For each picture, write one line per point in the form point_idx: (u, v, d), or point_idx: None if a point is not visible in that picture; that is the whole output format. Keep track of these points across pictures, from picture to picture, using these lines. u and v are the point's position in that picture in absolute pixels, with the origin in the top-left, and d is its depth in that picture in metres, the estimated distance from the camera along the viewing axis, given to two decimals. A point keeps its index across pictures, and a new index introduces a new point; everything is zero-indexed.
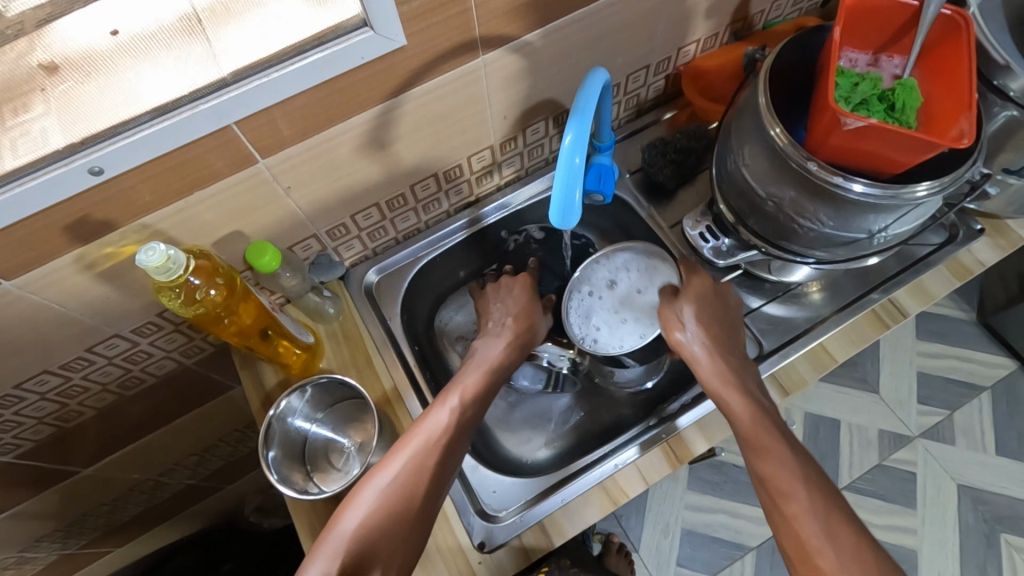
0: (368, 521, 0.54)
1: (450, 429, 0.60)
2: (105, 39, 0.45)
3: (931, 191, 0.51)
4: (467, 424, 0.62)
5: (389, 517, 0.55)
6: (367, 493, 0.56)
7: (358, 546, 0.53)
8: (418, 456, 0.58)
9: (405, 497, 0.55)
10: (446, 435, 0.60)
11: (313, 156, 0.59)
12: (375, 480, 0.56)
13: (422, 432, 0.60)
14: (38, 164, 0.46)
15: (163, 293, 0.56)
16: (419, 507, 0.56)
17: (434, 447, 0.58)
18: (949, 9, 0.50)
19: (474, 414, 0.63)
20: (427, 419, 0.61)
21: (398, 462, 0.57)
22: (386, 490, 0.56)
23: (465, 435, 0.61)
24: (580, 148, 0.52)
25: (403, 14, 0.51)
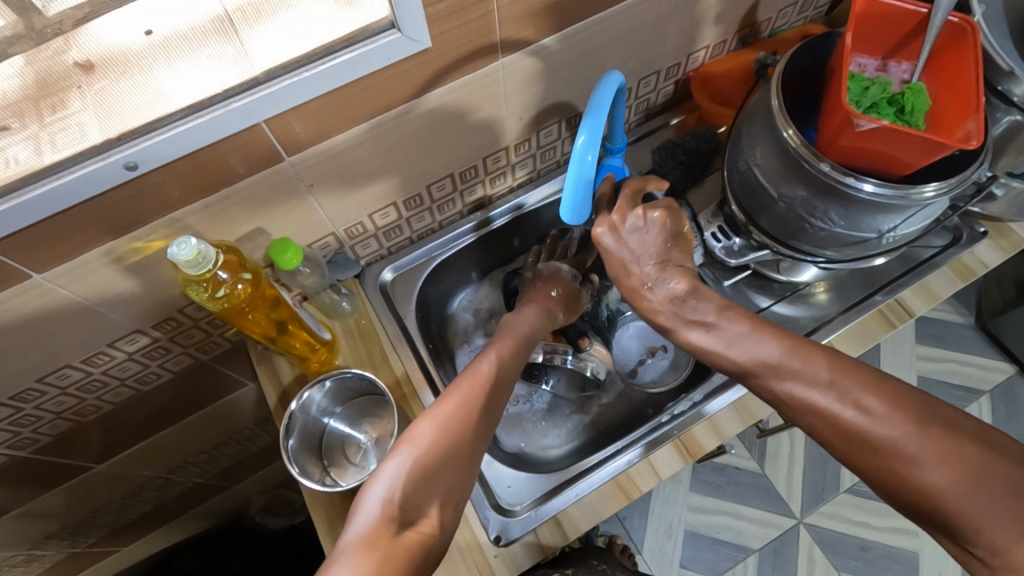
0: (426, 454, 0.50)
1: (498, 373, 0.59)
2: (139, 39, 0.45)
3: (939, 191, 0.53)
4: (513, 370, 0.60)
5: (447, 452, 0.51)
6: (422, 428, 0.52)
7: (417, 478, 0.49)
8: (472, 395, 0.55)
9: (464, 433, 0.52)
10: (496, 377, 0.58)
11: (335, 155, 0.61)
12: (429, 417, 0.53)
13: (471, 375, 0.57)
14: (77, 159, 0.47)
15: (190, 287, 0.56)
16: (469, 449, 0.52)
17: (488, 386, 0.56)
18: (955, 16, 0.52)
19: (514, 369, 0.61)
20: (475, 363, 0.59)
21: (452, 401, 0.54)
22: (435, 431, 0.51)
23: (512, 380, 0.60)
24: (593, 147, 0.53)
25: (428, 17, 0.52)
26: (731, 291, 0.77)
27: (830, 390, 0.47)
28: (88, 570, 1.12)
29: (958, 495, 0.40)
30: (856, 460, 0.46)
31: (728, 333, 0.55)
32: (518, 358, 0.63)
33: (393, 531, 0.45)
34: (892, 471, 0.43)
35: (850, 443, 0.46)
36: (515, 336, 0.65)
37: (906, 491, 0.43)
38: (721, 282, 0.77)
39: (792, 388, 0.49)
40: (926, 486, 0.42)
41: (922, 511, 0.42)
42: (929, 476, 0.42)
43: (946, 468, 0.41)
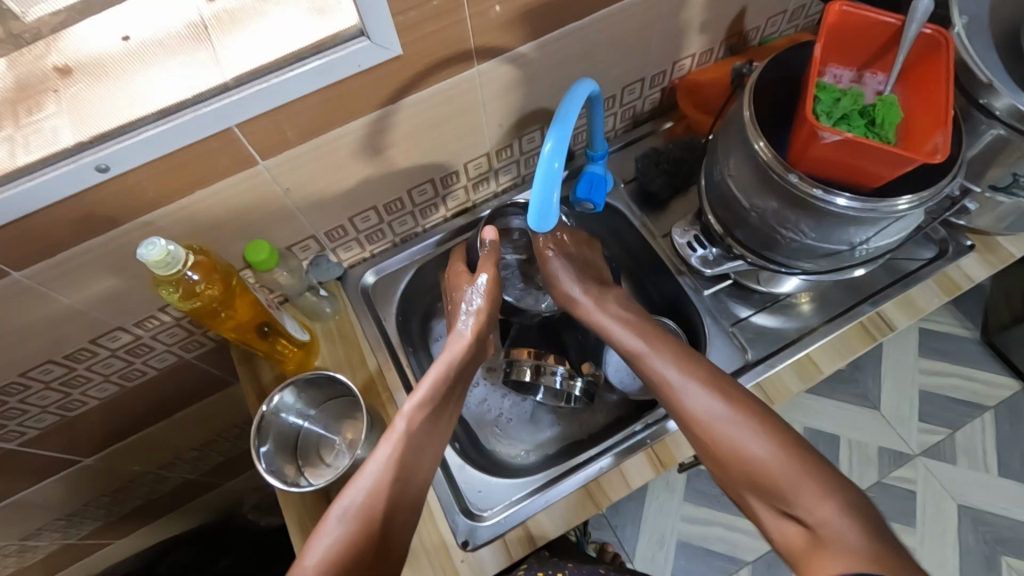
0: (337, 556, 0.49)
1: (413, 441, 0.59)
2: (116, 44, 0.47)
3: (912, 205, 0.52)
4: (428, 430, 0.61)
5: (359, 547, 0.51)
6: (333, 525, 0.52)
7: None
8: (386, 476, 0.55)
9: (377, 522, 0.53)
10: (409, 446, 0.59)
11: (312, 158, 0.61)
12: (341, 509, 0.53)
13: (385, 448, 0.58)
14: (48, 161, 0.48)
15: (162, 287, 0.58)
16: (397, 516, 0.55)
17: (403, 461, 0.57)
18: (929, 28, 0.52)
19: (435, 423, 0.62)
20: (391, 433, 0.59)
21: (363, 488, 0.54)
22: (365, 500, 0.54)
23: (428, 443, 0.60)
24: (559, 154, 0.53)
25: (398, 25, 0.53)
26: (711, 301, 0.76)
27: (701, 387, 0.59)
28: (83, 562, 1.14)
29: (779, 464, 0.52)
30: (709, 439, 0.57)
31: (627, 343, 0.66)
32: (441, 409, 0.64)
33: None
34: (733, 450, 0.55)
35: (706, 427, 0.57)
36: (438, 374, 0.64)
37: (740, 468, 0.54)
38: (701, 291, 0.76)
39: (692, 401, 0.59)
40: (753, 460, 0.54)
41: (755, 484, 0.54)
42: (758, 449, 0.54)
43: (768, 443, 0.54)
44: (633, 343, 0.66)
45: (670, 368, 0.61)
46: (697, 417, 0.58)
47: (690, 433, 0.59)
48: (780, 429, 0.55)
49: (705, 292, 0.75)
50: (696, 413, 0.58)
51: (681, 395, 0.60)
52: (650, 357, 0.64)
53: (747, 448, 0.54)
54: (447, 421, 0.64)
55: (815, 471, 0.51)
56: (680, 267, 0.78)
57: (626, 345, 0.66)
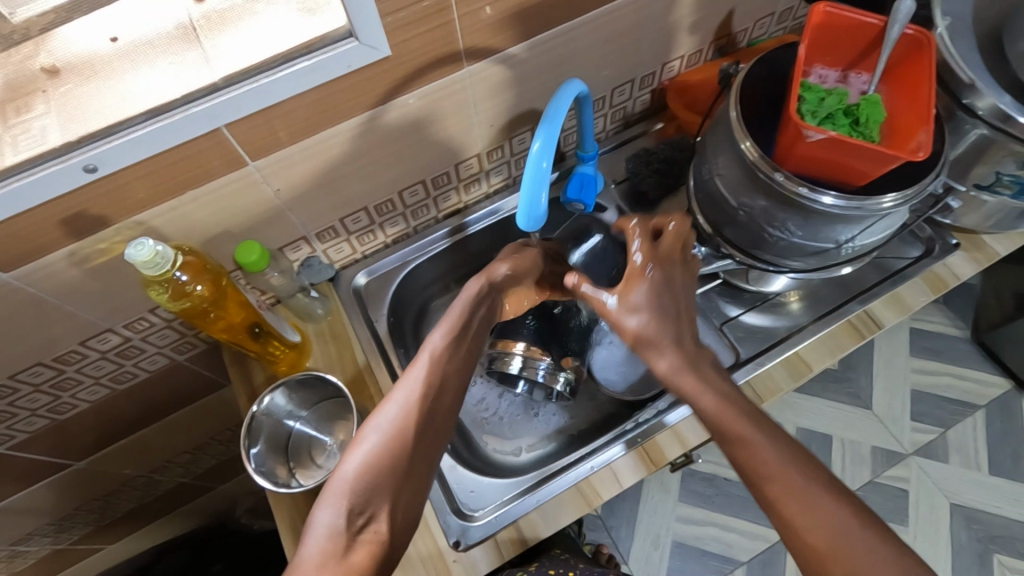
0: (372, 463, 0.50)
1: (443, 365, 0.58)
2: (105, 44, 0.49)
3: (896, 203, 0.53)
4: (458, 355, 0.60)
5: (395, 456, 0.51)
6: (368, 436, 0.52)
7: (366, 485, 0.50)
8: (416, 396, 0.55)
9: (410, 436, 0.53)
10: (440, 369, 0.58)
11: (302, 159, 0.62)
12: (375, 424, 0.53)
13: (417, 369, 0.58)
14: (35, 161, 0.48)
15: (152, 287, 0.57)
16: (431, 435, 0.55)
17: (433, 382, 0.57)
18: (911, 28, 0.52)
19: (464, 347, 0.61)
20: (420, 355, 0.58)
21: (396, 405, 0.54)
22: (399, 416, 0.54)
23: (460, 367, 0.60)
24: (547, 154, 0.54)
25: (388, 26, 0.53)
26: (701, 300, 0.77)
27: (826, 495, 0.47)
28: (74, 567, 1.13)
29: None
30: None
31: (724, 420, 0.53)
32: (467, 337, 0.63)
33: (346, 548, 0.47)
34: None
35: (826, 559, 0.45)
36: (460, 309, 0.64)
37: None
38: None
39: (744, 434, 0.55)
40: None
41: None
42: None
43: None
44: (690, 351, 0.57)
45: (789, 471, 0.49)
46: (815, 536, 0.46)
47: None
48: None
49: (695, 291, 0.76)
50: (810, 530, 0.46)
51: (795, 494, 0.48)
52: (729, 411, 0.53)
53: None
54: (474, 348, 0.64)
55: None
56: None
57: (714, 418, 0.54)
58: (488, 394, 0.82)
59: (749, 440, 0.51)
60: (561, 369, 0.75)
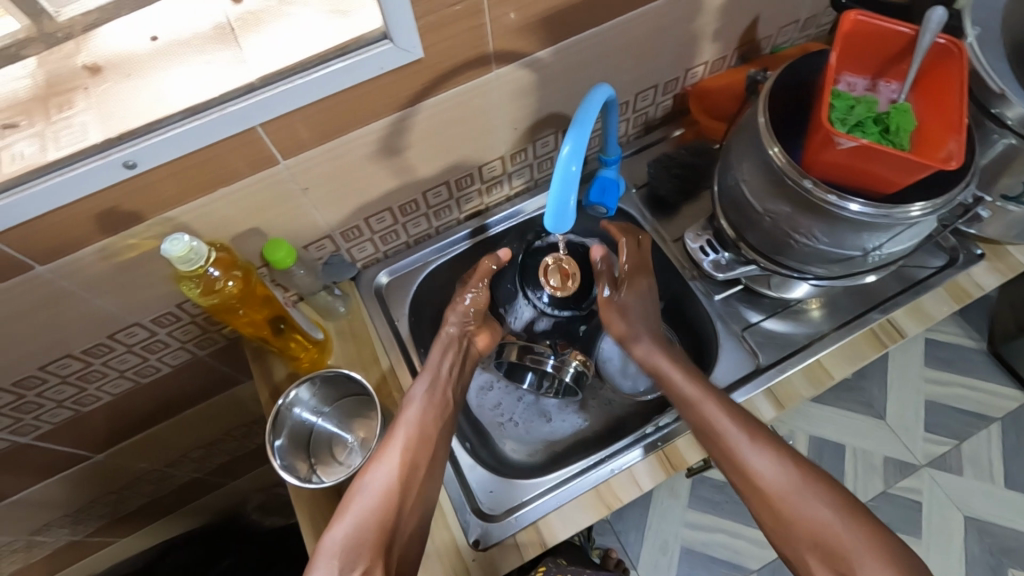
0: (360, 527, 0.60)
1: (424, 420, 0.66)
2: (144, 43, 0.50)
3: (925, 212, 0.53)
4: (436, 406, 0.68)
5: (377, 519, 0.60)
6: (356, 500, 0.62)
7: (356, 545, 0.59)
8: (398, 454, 0.64)
9: (392, 500, 0.61)
10: (420, 426, 0.66)
11: (329, 159, 0.62)
12: (361, 487, 0.62)
13: (398, 433, 0.65)
14: (77, 157, 0.49)
15: (183, 282, 0.59)
16: (410, 498, 0.62)
17: (412, 440, 0.65)
18: (943, 38, 0.53)
19: (442, 410, 0.68)
20: (401, 419, 0.66)
21: (381, 467, 0.63)
22: (380, 486, 0.62)
23: (438, 428, 0.67)
24: (577, 157, 0.54)
25: (420, 28, 0.54)
26: (722, 305, 0.77)
27: (760, 443, 0.64)
28: (89, 558, 1.14)
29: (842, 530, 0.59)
30: (776, 505, 0.63)
31: (686, 392, 0.67)
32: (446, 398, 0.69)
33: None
34: (799, 517, 0.61)
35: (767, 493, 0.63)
36: (440, 367, 0.70)
37: (802, 529, 0.61)
38: (712, 295, 0.77)
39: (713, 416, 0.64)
40: (815, 523, 0.61)
41: (816, 547, 0.60)
42: (823, 513, 0.61)
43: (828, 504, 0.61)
44: (685, 387, 0.67)
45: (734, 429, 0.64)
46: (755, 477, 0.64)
47: (749, 495, 0.65)
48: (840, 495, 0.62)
49: (715, 296, 0.76)
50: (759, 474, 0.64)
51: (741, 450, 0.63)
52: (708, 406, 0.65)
53: (808, 512, 0.61)
54: (455, 406, 0.70)
55: (875, 537, 0.59)
56: (690, 271, 0.78)
57: (683, 390, 0.67)
58: (504, 399, 0.82)
59: (711, 415, 0.64)
60: (570, 360, 0.73)
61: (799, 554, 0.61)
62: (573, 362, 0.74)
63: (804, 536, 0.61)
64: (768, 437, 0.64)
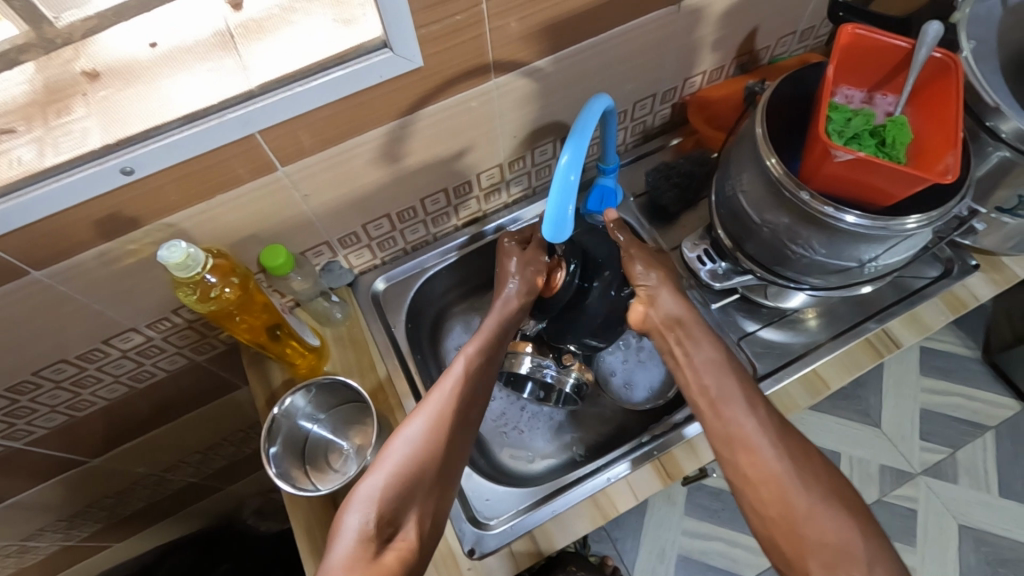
0: (398, 476, 0.56)
1: (475, 377, 0.64)
2: (144, 50, 0.48)
3: (921, 224, 0.53)
4: (488, 365, 0.66)
5: (417, 469, 0.57)
6: (395, 449, 0.58)
7: (394, 495, 0.55)
8: (446, 404, 0.60)
9: (436, 453, 0.58)
10: (471, 381, 0.63)
11: (328, 166, 0.62)
12: (401, 437, 0.58)
13: (447, 383, 0.62)
14: (75, 163, 0.49)
15: (180, 288, 0.58)
16: (452, 452, 0.59)
17: (463, 393, 0.62)
18: (939, 52, 0.53)
19: (487, 365, 0.66)
20: (450, 370, 0.64)
21: (423, 418, 0.59)
22: (424, 436, 0.58)
23: (484, 385, 0.65)
24: (575, 167, 0.54)
25: (420, 38, 0.54)
26: (719, 315, 0.77)
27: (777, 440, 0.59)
28: (82, 564, 1.13)
29: (852, 534, 0.55)
30: (792, 510, 0.56)
31: (704, 381, 0.63)
32: (493, 353, 0.67)
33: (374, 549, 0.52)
34: (816, 523, 0.55)
35: (775, 493, 0.57)
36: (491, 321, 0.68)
37: (814, 532, 0.55)
38: (709, 304, 0.77)
39: (734, 415, 0.60)
40: (831, 533, 0.55)
41: (824, 553, 0.54)
42: (834, 522, 0.55)
43: (837, 519, 0.55)
44: (714, 354, 0.64)
45: (754, 424, 0.59)
46: (757, 474, 0.58)
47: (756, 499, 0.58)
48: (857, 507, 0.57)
49: (712, 306, 0.76)
50: (768, 471, 0.58)
51: (754, 445, 0.58)
52: (725, 401, 0.61)
53: (823, 520, 0.55)
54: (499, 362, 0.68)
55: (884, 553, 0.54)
56: (687, 280, 0.78)
57: (707, 383, 0.62)
58: (508, 408, 0.82)
59: (729, 407, 0.60)
60: (569, 372, 0.75)
61: (804, 566, 0.55)
62: (572, 375, 0.75)
63: (814, 541, 0.55)
64: (782, 431, 0.59)
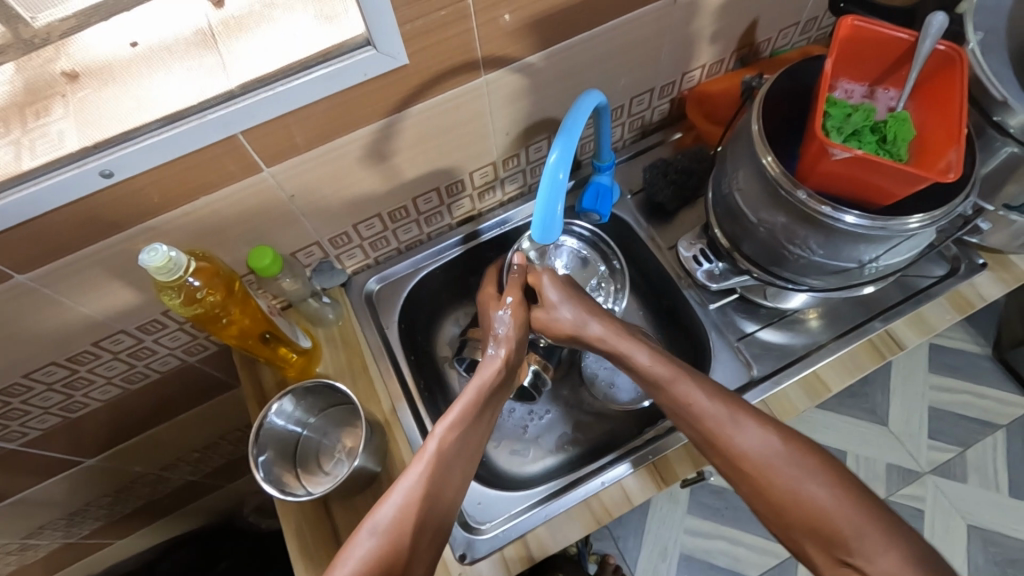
0: (364, 572, 0.49)
1: (447, 460, 0.58)
2: (124, 50, 0.48)
3: (923, 223, 0.51)
4: (461, 452, 0.59)
5: (386, 564, 0.50)
6: (363, 538, 0.52)
7: None
8: (416, 496, 0.54)
9: (404, 548, 0.51)
10: (441, 467, 0.57)
11: (315, 166, 0.61)
12: (368, 526, 0.52)
13: (417, 469, 0.57)
14: (52, 166, 0.48)
15: (163, 292, 0.57)
16: (420, 549, 0.53)
17: (435, 482, 0.56)
18: (943, 44, 0.51)
19: (461, 452, 0.60)
20: (425, 448, 0.58)
21: (393, 504, 0.54)
22: (388, 530, 0.52)
23: (459, 464, 0.59)
24: (564, 164, 0.53)
25: (405, 35, 0.53)
26: (717, 315, 0.75)
27: (748, 423, 0.56)
28: (84, 561, 1.14)
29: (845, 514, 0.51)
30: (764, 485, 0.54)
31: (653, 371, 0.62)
32: (471, 432, 0.61)
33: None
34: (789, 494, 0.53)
35: (753, 465, 0.55)
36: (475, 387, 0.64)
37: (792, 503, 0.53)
38: (707, 304, 0.75)
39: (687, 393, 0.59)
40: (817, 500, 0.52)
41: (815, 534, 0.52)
42: (817, 491, 0.52)
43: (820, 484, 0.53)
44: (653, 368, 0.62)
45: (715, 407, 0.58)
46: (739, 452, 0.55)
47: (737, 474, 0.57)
48: (835, 470, 0.54)
49: (709, 306, 0.75)
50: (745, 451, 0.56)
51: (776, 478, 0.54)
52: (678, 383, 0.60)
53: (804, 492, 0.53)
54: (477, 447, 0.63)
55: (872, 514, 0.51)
56: (684, 280, 0.77)
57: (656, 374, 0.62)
58: (517, 405, 0.81)
59: (738, 436, 0.56)
60: (528, 363, 0.74)
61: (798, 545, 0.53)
62: (532, 365, 0.74)
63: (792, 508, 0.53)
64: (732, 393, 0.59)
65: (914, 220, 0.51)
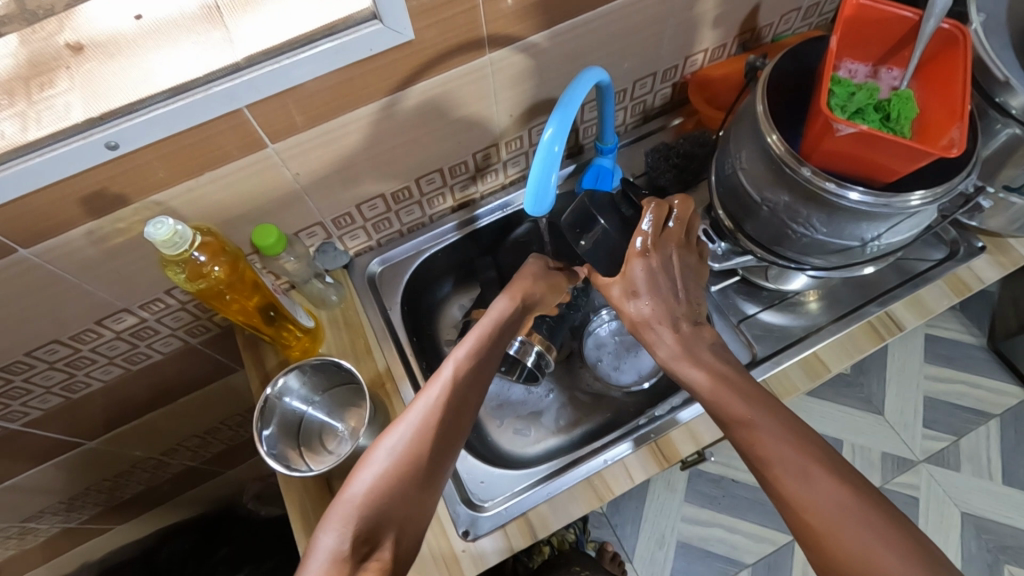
0: (377, 489, 0.51)
1: (464, 388, 0.57)
2: (129, 23, 0.49)
3: (925, 201, 0.52)
4: (479, 378, 0.59)
5: (397, 483, 0.52)
6: (376, 460, 0.53)
7: (371, 510, 0.50)
8: (430, 421, 0.55)
9: (415, 470, 0.52)
10: (456, 394, 0.56)
11: (319, 144, 0.61)
12: (380, 451, 0.53)
13: (433, 391, 0.56)
14: (59, 136, 0.48)
15: (169, 267, 0.58)
16: (431, 472, 0.54)
17: (449, 409, 0.55)
18: (946, 23, 0.51)
19: (480, 376, 0.59)
20: (439, 375, 0.57)
21: (407, 428, 0.54)
22: (398, 456, 0.53)
23: (477, 390, 0.58)
24: (560, 137, 0.54)
25: (411, 9, 0.53)
26: (718, 297, 0.76)
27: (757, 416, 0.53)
28: (82, 547, 1.14)
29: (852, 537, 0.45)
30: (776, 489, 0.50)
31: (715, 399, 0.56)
32: (488, 359, 0.60)
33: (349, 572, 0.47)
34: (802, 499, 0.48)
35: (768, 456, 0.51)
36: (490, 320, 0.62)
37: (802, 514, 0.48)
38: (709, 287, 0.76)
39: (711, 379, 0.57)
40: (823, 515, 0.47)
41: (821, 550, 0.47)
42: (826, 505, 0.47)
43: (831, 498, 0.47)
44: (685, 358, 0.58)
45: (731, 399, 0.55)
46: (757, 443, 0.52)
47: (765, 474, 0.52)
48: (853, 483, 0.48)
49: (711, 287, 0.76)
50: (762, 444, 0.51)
51: (784, 471, 0.50)
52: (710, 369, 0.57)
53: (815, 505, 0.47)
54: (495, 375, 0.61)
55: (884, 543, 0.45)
56: None
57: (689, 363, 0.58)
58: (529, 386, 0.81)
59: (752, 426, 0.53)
60: (532, 343, 0.74)
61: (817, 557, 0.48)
62: (534, 346, 0.74)
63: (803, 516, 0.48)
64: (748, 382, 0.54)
65: (914, 197, 0.52)
